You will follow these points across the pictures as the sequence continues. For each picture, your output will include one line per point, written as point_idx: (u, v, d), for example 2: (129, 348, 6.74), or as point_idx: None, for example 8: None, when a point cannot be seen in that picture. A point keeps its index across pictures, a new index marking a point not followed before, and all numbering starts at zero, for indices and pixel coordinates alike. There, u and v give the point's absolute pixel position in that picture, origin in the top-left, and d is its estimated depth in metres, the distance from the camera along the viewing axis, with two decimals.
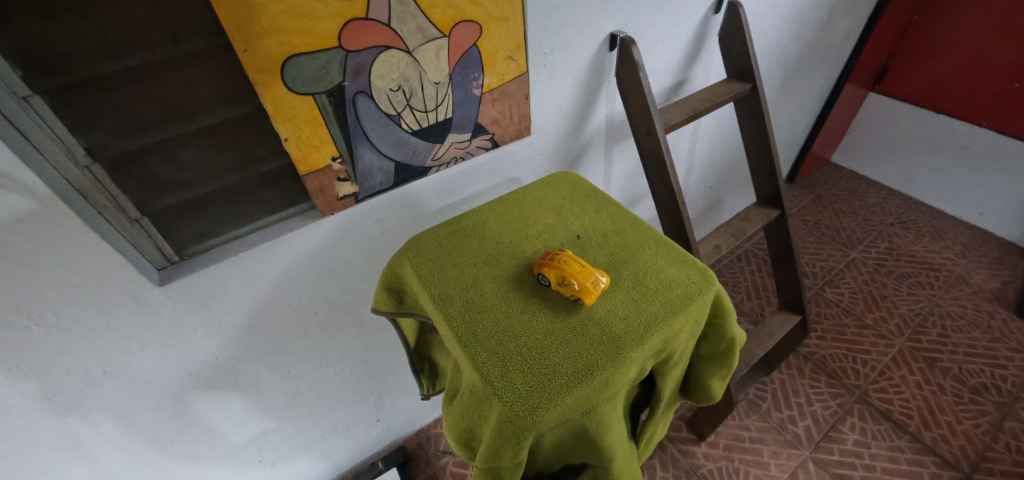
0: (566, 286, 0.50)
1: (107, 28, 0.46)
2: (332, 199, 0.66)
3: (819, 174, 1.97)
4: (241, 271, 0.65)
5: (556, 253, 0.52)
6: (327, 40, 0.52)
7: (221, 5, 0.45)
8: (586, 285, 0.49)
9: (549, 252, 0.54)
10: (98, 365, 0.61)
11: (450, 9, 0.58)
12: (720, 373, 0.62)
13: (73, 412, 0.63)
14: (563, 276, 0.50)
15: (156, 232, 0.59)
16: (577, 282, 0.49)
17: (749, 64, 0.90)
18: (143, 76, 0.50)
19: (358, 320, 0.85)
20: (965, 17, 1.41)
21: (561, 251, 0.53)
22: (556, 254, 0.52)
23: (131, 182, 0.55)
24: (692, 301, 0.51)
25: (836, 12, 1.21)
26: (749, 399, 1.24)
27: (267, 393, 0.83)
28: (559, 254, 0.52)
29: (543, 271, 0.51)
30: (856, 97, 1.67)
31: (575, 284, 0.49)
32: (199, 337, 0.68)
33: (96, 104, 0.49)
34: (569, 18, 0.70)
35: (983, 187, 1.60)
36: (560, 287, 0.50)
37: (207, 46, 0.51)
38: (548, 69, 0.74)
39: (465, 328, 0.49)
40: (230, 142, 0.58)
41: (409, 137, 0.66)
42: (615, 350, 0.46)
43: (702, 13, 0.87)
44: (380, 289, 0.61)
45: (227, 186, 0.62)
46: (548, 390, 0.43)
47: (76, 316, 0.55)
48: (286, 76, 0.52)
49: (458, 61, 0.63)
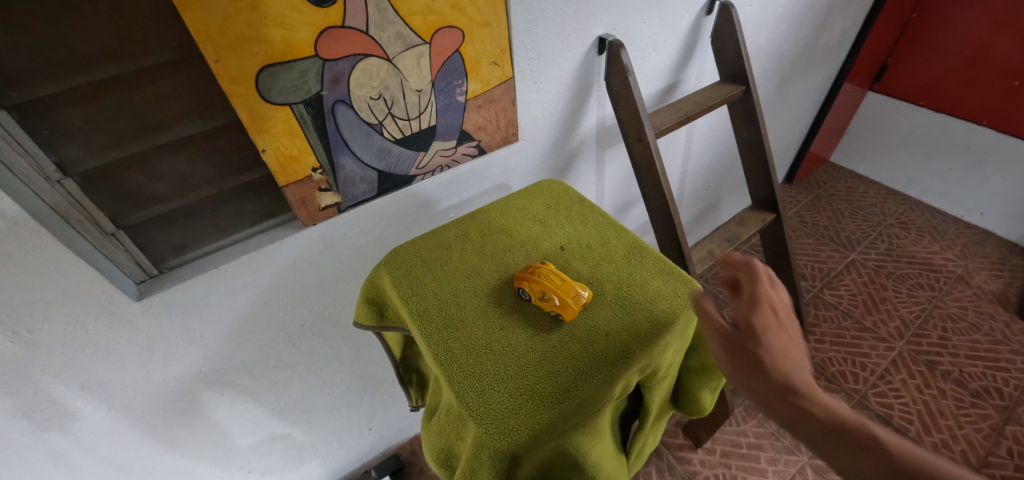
0: (546, 301, 0.49)
1: (73, 41, 0.45)
2: (313, 209, 0.65)
3: (817, 174, 1.95)
4: (222, 283, 0.64)
5: (537, 267, 0.52)
6: (302, 49, 0.51)
7: (191, 16, 0.44)
8: (568, 300, 0.49)
9: (530, 265, 0.54)
10: (76, 382, 0.60)
11: (430, 15, 0.57)
12: (710, 385, 0.61)
13: (53, 429, 0.62)
14: (544, 291, 0.49)
15: (133, 246, 0.58)
16: (558, 297, 0.49)
17: (742, 66, 0.88)
18: (114, 88, 0.49)
19: (345, 330, 0.83)
20: (963, 15, 1.39)
21: (542, 265, 0.52)
22: (537, 268, 0.52)
23: (105, 196, 0.54)
24: (678, 317, 0.50)
25: (832, 11, 1.19)
26: (747, 404, 1.23)
27: (255, 405, 0.81)
28: (540, 267, 0.52)
29: (524, 285, 0.51)
30: (854, 96, 1.65)
31: (555, 299, 0.49)
32: (181, 351, 0.66)
33: (66, 118, 0.48)
34: (555, 22, 0.68)
35: (985, 186, 1.59)
36: (540, 302, 0.50)
37: (179, 56, 0.50)
38: (535, 74, 0.72)
39: (444, 345, 0.49)
40: (207, 154, 0.58)
41: (392, 146, 0.65)
42: (595, 368, 0.46)
43: (693, 14, 0.86)
44: (362, 303, 0.60)
45: (205, 197, 0.61)
46: (526, 412, 0.43)
47: (51, 333, 0.54)
48: (261, 86, 0.51)
49: (440, 67, 0.62)
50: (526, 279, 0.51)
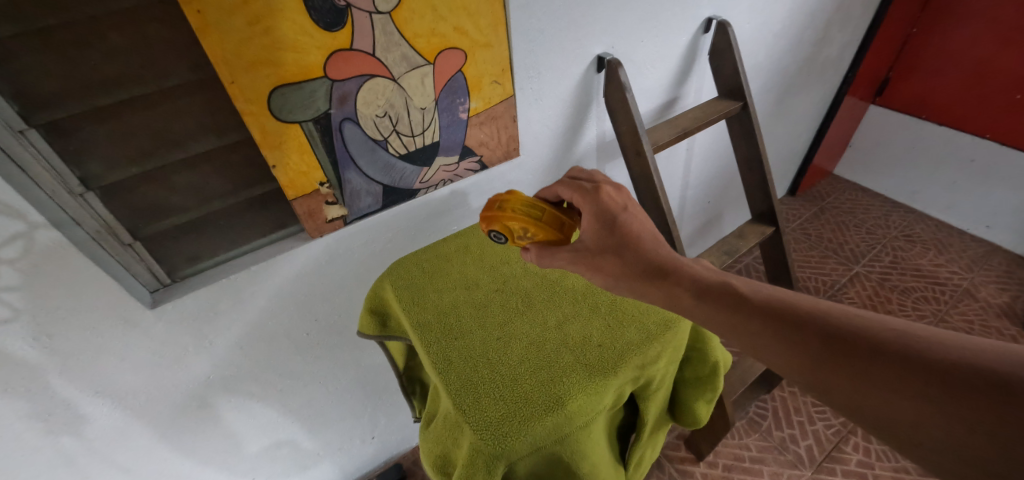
0: (528, 234, 0.52)
1: (99, 64, 0.48)
2: (321, 222, 0.67)
3: (821, 187, 1.95)
4: (232, 292, 0.66)
5: (495, 202, 0.53)
6: (312, 71, 0.54)
7: (209, 40, 0.47)
8: (548, 230, 0.51)
9: (501, 201, 0.53)
10: (89, 387, 0.62)
11: (434, 37, 0.60)
12: (705, 397, 0.62)
13: (67, 432, 0.64)
14: (524, 227, 0.52)
15: (149, 256, 0.60)
16: (537, 230, 0.51)
17: (740, 83, 0.90)
18: (135, 108, 0.51)
19: (350, 339, 0.85)
20: (964, 30, 1.41)
21: (501, 199, 0.53)
22: (496, 205, 0.53)
23: (124, 209, 0.56)
24: (670, 329, 0.52)
25: (830, 27, 1.21)
26: (750, 418, 1.23)
27: (261, 412, 0.83)
28: (497, 204, 0.53)
29: (504, 224, 0.52)
30: (856, 109, 1.66)
31: (535, 232, 0.52)
32: (190, 358, 0.68)
33: (90, 135, 0.51)
34: (555, 42, 0.71)
35: (990, 199, 1.58)
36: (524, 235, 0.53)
37: (197, 77, 0.53)
38: (534, 92, 0.75)
39: (441, 354, 0.50)
40: (221, 169, 0.60)
41: (396, 161, 0.68)
42: (589, 378, 0.47)
43: (690, 33, 0.88)
44: (365, 313, 0.62)
45: (218, 210, 0.63)
46: (523, 414, 0.45)
47: (70, 339, 0.57)
48: (273, 105, 0.54)
49: (444, 86, 0.65)
50: (492, 223, 0.53)
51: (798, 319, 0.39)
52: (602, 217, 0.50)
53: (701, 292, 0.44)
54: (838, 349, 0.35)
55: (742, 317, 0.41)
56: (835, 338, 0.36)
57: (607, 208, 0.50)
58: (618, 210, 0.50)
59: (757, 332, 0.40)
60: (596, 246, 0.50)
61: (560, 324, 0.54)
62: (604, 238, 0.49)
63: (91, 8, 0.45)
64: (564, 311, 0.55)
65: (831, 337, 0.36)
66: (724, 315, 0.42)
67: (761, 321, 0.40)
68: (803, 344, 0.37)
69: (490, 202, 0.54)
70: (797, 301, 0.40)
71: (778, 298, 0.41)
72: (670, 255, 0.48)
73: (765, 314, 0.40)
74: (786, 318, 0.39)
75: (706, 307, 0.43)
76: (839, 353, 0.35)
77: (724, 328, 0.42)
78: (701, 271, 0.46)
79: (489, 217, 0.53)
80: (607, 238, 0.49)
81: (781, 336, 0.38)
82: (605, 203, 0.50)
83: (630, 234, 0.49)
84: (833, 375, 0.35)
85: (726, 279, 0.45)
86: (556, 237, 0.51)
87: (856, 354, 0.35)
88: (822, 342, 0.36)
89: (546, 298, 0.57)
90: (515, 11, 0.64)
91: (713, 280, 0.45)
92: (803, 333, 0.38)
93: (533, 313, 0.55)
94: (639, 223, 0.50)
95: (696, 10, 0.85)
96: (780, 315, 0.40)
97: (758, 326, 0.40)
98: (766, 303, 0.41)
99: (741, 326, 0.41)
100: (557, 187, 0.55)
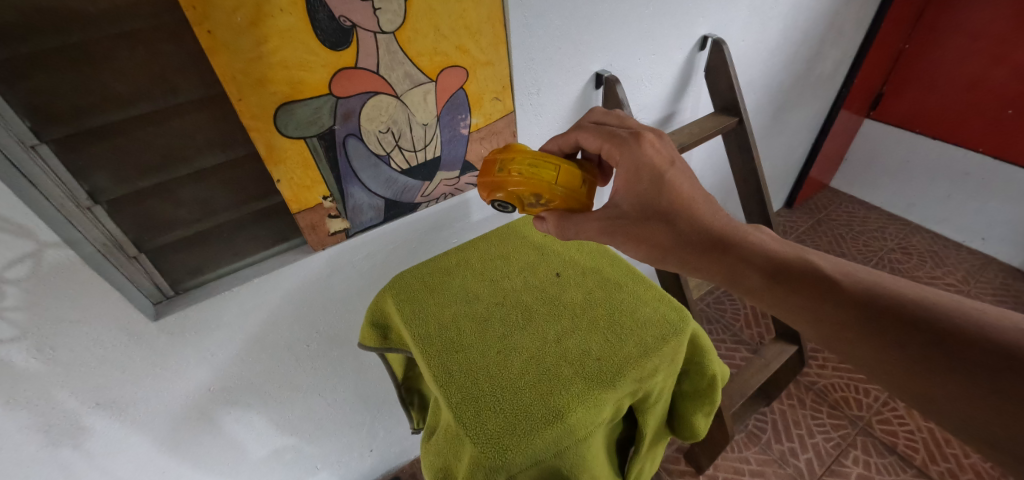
0: (540, 198, 0.53)
1: (110, 81, 0.49)
2: (323, 235, 0.68)
3: (817, 199, 1.97)
4: (235, 304, 0.67)
5: (495, 164, 0.53)
6: (318, 88, 0.55)
7: (218, 58, 0.48)
8: (560, 190, 0.52)
9: (507, 167, 0.52)
10: (90, 398, 0.62)
11: (437, 56, 0.61)
12: (703, 410, 0.63)
13: (67, 444, 0.64)
14: (537, 195, 0.52)
15: (153, 268, 0.61)
16: (549, 196, 0.52)
17: (735, 99, 0.92)
18: (144, 124, 0.53)
19: (349, 351, 0.85)
20: (956, 46, 1.43)
21: (500, 158, 0.53)
22: (497, 168, 0.53)
23: (130, 222, 0.57)
24: (668, 342, 0.53)
25: (823, 44, 1.24)
26: (750, 430, 1.22)
27: (260, 424, 0.83)
28: (499, 165, 0.53)
29: (516, 191, 0.52)
30: (851, 123, 1.68)
31: (548, 197, 0.53)
32: (191, 369, 0.69)
33: (99, 150, 0.52)
34: (554, 60, 0.73)
35: (984, 212, 1.60)
36: (536, 199, 0.53)
37: (205, 94, 0.54)
38: (534, 108, 0.77)
39: (442, 368, 0.51)
40: (226, 183, 0.61)
41: (398, 176, 0.69)
42: (587, 391, 0.48)
43: (687, 50, 0.90)
44: (366, 325, 0.62)
45: (222, 223, 0.64)
46: (535, 424, 0.45)
47: (72, 350, 0.57)
48: (279, 122, 0.55)
49: (445, 103, 0.66)
50: (495, 188, 0.53)
51: (879, 303, 0.40)
52: (645, 171, 0.52)
53: (775, 269, 0.46)
54: (919, 336, 0.38)
55: (818, 299, 0.42)
56: (917, 323, 0.38)
57: (656, 165, 0.52)
58: (667, 166, 0.52)
59: (834, 313, 0.41)
60: (636, 212, 0.52)
61: (559, 338, 0.54)
62: (649, 200, 0.51)
63: (103, 28, 0.46)
64: (564, 325, 0.56)
65: (913, 322, 0.38)
66: (800, 294, 0.44)
67: (841, 302, 0.41)
68: (884, 329, 0.39)
69: (488, 164, 0.54)
70: (871, 281, 0.42)
71: (860, 278, 0.42)
72: (739, 229, 0.49)
73: (845, 297, 0.41)
74: (868, 301, 0.41)
75: (780, 287, 0.45)
76: (920, 340, 0.37)
77: (798, 306, 0.44)
78: (774, 245, 0.48)
79: (491, 183, 0.53)
80: (653, 202, 0.51)
81: (861, 320, 0.40)
82: (652, 158, 0.52)
83: (683, 195, 0.51)
84: (909, 360, 0.38)
85: (790, 249, 0.47)
86: (570, 196, 0.53)
87: (937, 343, 0.37)
88: (903, 327, 0.38)
89: (547, 311, 0.58)
90: (515, 30, 0.66)
91: (788, 255, 0.46)
92: (883, 318, 0.39)
93: (533, 326, 0.56)
94: (682, 180, 0.51)
95: (692, 28, 0.87)
96: (860, 297, 0.41)
97: (836, 307, 0.41)
98: (847, 284, 0.42)
99: (817, 306, 0.42)
100: (584, 136, 0.57)
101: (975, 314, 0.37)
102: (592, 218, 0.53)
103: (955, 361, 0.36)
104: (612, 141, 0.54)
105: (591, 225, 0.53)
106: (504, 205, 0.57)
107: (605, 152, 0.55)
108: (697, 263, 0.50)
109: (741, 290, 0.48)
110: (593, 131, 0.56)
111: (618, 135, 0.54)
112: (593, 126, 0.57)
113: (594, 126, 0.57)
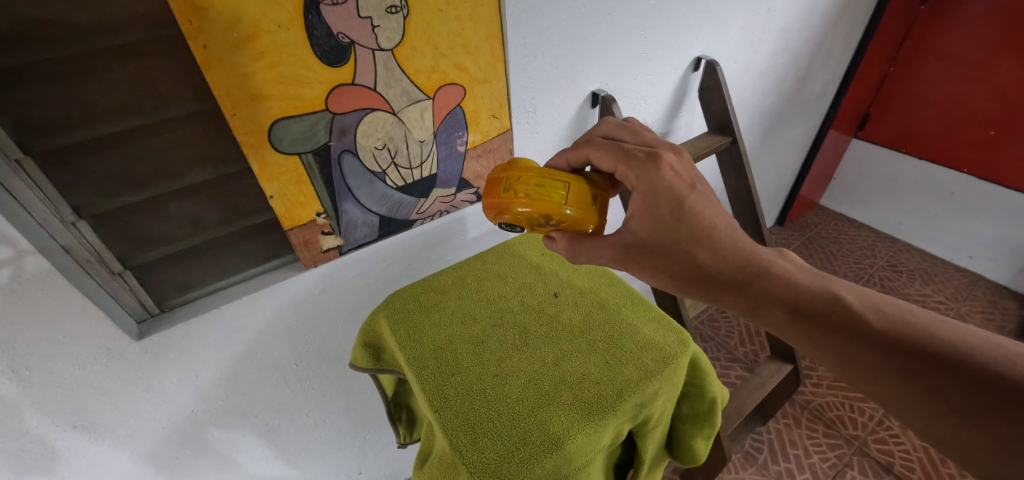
0: (550, 219, 0.52)
1: (99, 96, 0.48)
2: (315, 252, 0.67)
3: (807, 217, 2.00)
4: (222, 322, 0.65)
5: (500, 183, 0.53)
6: (314, 104, 0.54)
7: (213, 73, 0.47)
8: (570, 209, 0.51)
9: (512, 186, 0.52)
10: (67, 420, 0.59)
11: (434, 73, 0.61)
12: (703, 433, 0.62)
13: (38, 469, 0.61)
14: (546, 215, 0.51)
15: (138, 285, 0.59)
16: (558, 217, 0.51)
17: (729, 119, 0.93)
18: (133, 138, 0.51)
19: (340, 370, 0.83)
20: (937, 70, 1.48)
21: (505, 177, 0.53)
22: (502, 188, 0.52)
23: (117, 238, 0.55)
24: (668, 366, 0.52)
25: (812, 65, 1.26)
26: (746, 451, 1.21)
27: (246, 447, 0.79)
28: (504, 185, 0.52)
29: (525, 212, 0.51)
30: (839, 142, 1.72)
31: (556, 218, 0.52)
32: (175, 389, 0.66)
33: (86, 165, 0.50)
34: (551, 79, 0.73)
35: (971, 231, 1.63)
36: (545, 219, 0.52)
37: (198, 109, 0.53)
38: (531, 126, 0.77)
39: (439, 392, 0.50)
40: (218, 199, 0.60)
41: (394, 192, 0.68)
42: (587, 417, 0.47)
43: (681, 70, 0.92)
44: (359, 346, 0.61)
45: (212, 240, 0.63)
46: (533, 452, 0.44)
47: (52, 371, 0.55)
48: (273, 138, 0.54)
49: (442, 120, 0.66)
50: (501, 210, 0.52)
51: (911, 344, 0.41)
52: (665, 193, 0.51)
53: (798, 304, 0.46)
54: (953, 381, 0.39)
55: (848, 339, 0.43)
56: (949, 367, 0.39)
57: (675, 189, 0.51)
58: (687, 191, 0.51)
59: (861, 353, 0.42)
60: (653, 239, 0.51)
61: (559, 360, 0.53)
62: (666, 228, 0.51)
63: (96, 40, 0.45)
64: (562, 348, 0.55)
65: (945, 365, 0.39)
66: (828, 333, 0.44)
67: (873, 344, 0.42)
68: (919, 375, 0.40)
69: (494, 183, 0.53)
70: (904, 318, 0.43)
71: (890, 315, 0.43)
72: (763, 259, 0.49)
73: (877, 338, 0.42)
74: (900, 342, 0.41)
75: (805, 324, 0.45)
76: (956, 385, 0.39)
77: (829, 347, 0.44)
78: (799, 276, 0.48)
79: (497, 203, 0.52)
80: (670, 229, 0.50)
81: (894, 364, 0.41)
82: (672, 183, 0.51)
83: (704, 222, 0.50)
84: (945, 406, 0.39)
85: (819, 281, 0.47)
86: (581, 216, 0.52)
87: (975, 387, 0.38)
88: (937, 371, 0.39)
89: (545, 333, 0.57)
90: (514, 49, 0.66)
91: (815, 288, 0.46)
92: (916, 360, 0.40)
93: (531, 349, 0.55)
94: (702, 205, 0.50)
95: (686, 49, 0.89)
96: (892, 338, 0.42)
97: (867, 350, 0.42)
98: (877, 322, 0.43)
99: (848, 348, 0.43)
100: (595, 152, 0.56)
101: (1010, 356, 0.38)
102: (605, 245, 0.52)
103: (992, 406, 0.37)
104: (628, 162, 0.53)
105: (604, 251, 0.53)
106: (512, 224, 0.56)
107: (621, 173, 0.54)
108: (718, 295, 0.50)
109: (760, 320, 0.48)
110: (607, 149, 0.55)
111: (634, 155, 0.53)
112: (605, 142, 0.55)
113: (607, 142, 0.55)
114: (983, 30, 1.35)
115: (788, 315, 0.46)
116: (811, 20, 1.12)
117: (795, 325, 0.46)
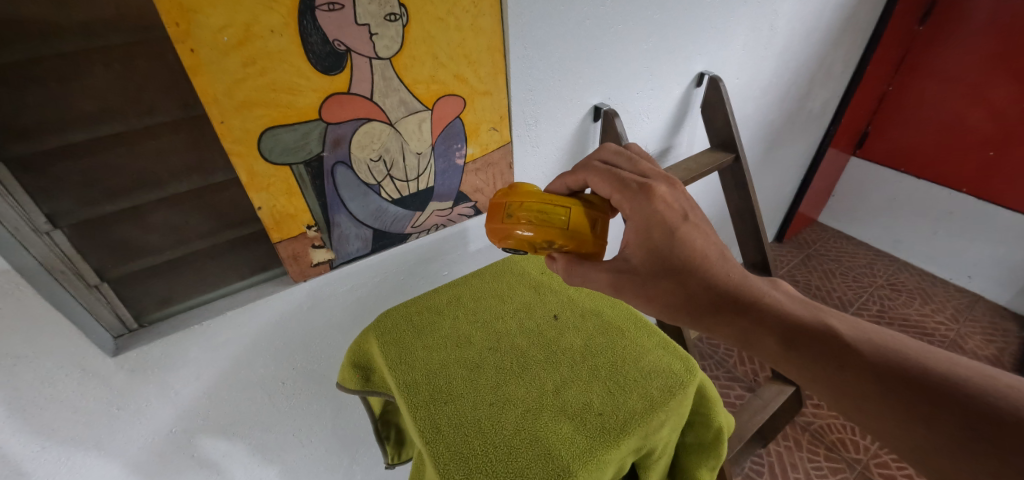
0: (554, 244, 0.50)
1: (79, 98, 0.45)
2: (305, 265, 0.64)
3: (807, 233, 1.99)
4: (205, 338, 0.62)
5: (503, 208, 0.51)
6: (307, 113, 0.52)
7: (201, 79, 0.45)
8: (571, 234, 0.50)
9: (513, 207, 0.50)
10: (38, 438, 0.55)
11: (433, 84, 0.59)
12: (708, 464, 0.59)
13: None
14: (550, 239, 0.50)
15: (115, 298, 0.56)
16: (560, 242, 0.50)
17: (731, 135, 0.92)
18: (115, 144, 0.49)
19: (328, 387, 0.80)
20: (936, 88, 1.48)
21: (507, 202, 0.51)
22: (504, 213, 0.51)
23: (96, 248, 0.53)
24: (673, 396, 0.49)
25: (814, 83, 1.26)
26: (746, 474, 1.18)
27: (228, 467, 0.75)
28: (506, 211, 0.51)
29: (529, 236, 0.50)
30: (838, 159, 1.71)
31: (559, 242, 0.50)
32: (153, 408, 0.63)
33: (63, 171, 0.48)
34: (553, 93, 0.72)
35: (969, 251, 1.62)
36: (550, 244, 0.51)
37: (185, 115, 0.51)
38: (532, 139, 0.76)
39: (429, 420, 0.48)
40: (204, 209, 0.58)
41: (388, 206, 0.66)
42: (588, 452, 0.44)
43: (684, 85, 0.90)
44: (347, 366, 0.58)
45: (197, 250, 0.60)
46: None
47: (19, 389, 0.50)
48: (262, 148, 0.52)
49: (441, 131, 0.64)
50: (504, 236, 0.51)
51: (899, 371, 0.38)
52: (658, 226, 0.49)
53: (790, 333, 0.43)
54: (944, 410, 0.36)
55: (839, 365, 0.40)
56: (942, 399, 0.36)
57: (667, 219, 0.49)
58: (679, 221, 0.49)
59: (854, 384, 0.39)
60: (646, 268, 0.49)
61: (558, 389, 0.51)
62: (658, 255, 0.49)
63: (78, 41, 0.43)
64: (562, 375, 0.52)
65: (938, 397, 0.36)
66: (816, 360, 0.41)
67: (865, 372, 0.39)
68: (913, 403, 0.37)
69: (496, 208, 0.52)
70: (896, 347, 0.40)
71: (879, 344, 0.40)
72: (756, 288, 0.47)
73: (868, 367, 0.39)
74: (892, 373, 0.38)
75: (796, 351, 0.42)
76: (948, 416, 0.36)
77: (818, 374, 0.41)
78: (791, 306, 0.45)
79: (499, 229, 0.51)
80: (663, 258, 0.49)
81: (883, 390, 0.38)
82: (665, 215, 0.49)
83: (694, 253, 0.48)
84: (933, 436, 0.36)
85: (809, 310, 0.44)
86: (581, 240, 0.50)
87: (970, 420, 0.35)
88: (928, 402, 0.37)
89: (544, 359, 0.54)
90: (516, 61, 0.64)
91: (807, 318, 0.44)
92: (908, 391, 0.37)
93: (528, 375, 0.52)
94: (696, 237, 0.49)
95: (688, 64, 0.87)
96: (886, 368, 0.39)
97: (858, 379, 0.39)
98: (867, 351, 0.40)
99: (839, 377, 0.40)
100: (593, 178, 0.54)
101: (1002, 389, 0.35)
102: (599, 270, 0.50)
103: (986, 442, 0.34)
104: (622, 192, 0.52)
105: (600, 276, 0.50)
106: (515, 251, 0.55)
107: (616, 201, 0.52)
108: (712, 323, 0.47)
109: (754, 351, 0.45)
110: (603, 177, 0.53)
111: (629, 186, 0.51)
112: (602, 169, 0.53)
113: (603, 168, 0.54)
114: (979, 50, 1.36)
115: (783, 348, 0.43)
116: (812, 38, 1.11)
117: (790, 358, 0.43)
